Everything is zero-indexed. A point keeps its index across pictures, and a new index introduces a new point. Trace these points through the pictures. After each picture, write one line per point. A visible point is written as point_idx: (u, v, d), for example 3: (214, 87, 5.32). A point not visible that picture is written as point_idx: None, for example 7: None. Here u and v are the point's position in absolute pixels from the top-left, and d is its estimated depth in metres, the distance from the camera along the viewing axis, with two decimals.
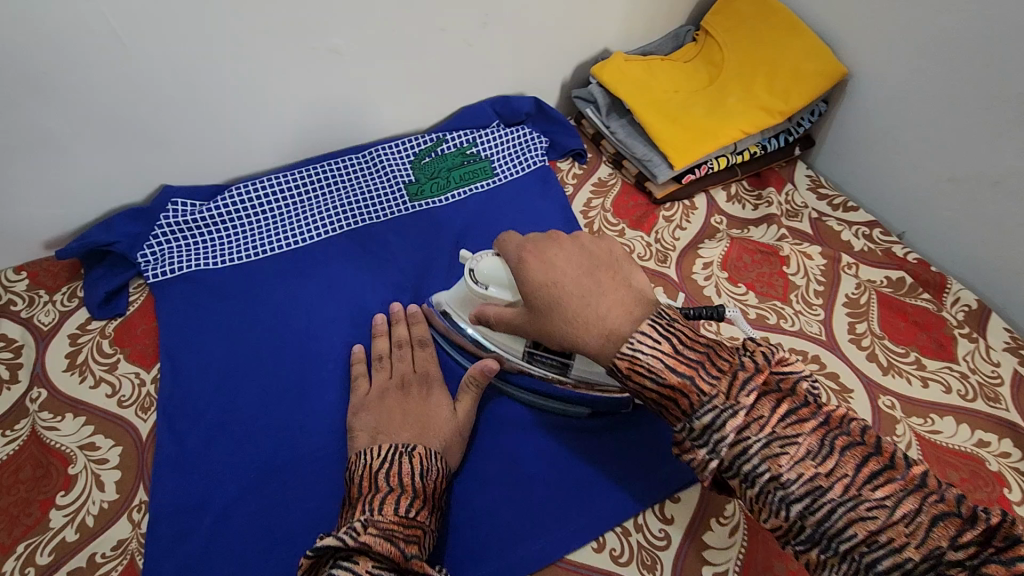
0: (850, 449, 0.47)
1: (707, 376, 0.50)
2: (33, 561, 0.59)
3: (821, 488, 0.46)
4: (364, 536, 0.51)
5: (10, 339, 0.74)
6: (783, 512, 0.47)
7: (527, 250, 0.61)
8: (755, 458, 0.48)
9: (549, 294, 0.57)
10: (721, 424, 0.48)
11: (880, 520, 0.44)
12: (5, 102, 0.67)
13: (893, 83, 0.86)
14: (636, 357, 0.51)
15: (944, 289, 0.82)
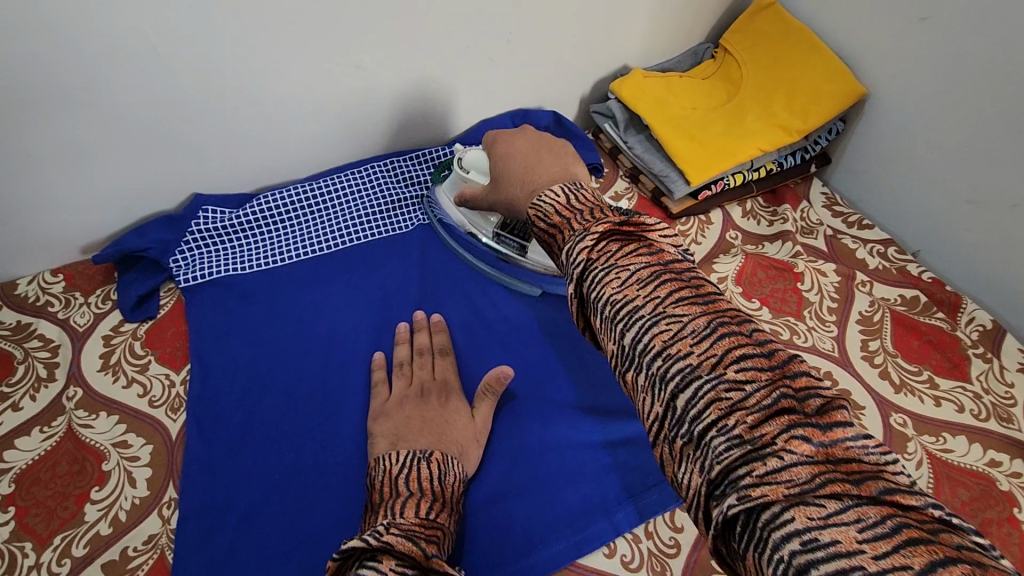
0: (673, 283, 0.45)
1: (579, 219, 0.54)
2: (69, 552, 0.61)
3: (637, 308, 0.44)
4: (387, 534, 0.50)
5: (48, 339, 0.78)
6: (612, 333, 0.45)
7: (499, 136, 0.76)
8: (592, 280, 0.47)
9: (504, 163, 0.72)
10: (573, 247, 0.50)
11: (674, 332, 0.42)
12: (51, 114, 0.71)
13: (911, 105, 0.87)
14: (540, 205, 0.58)
15: (958, 308, 0.83)
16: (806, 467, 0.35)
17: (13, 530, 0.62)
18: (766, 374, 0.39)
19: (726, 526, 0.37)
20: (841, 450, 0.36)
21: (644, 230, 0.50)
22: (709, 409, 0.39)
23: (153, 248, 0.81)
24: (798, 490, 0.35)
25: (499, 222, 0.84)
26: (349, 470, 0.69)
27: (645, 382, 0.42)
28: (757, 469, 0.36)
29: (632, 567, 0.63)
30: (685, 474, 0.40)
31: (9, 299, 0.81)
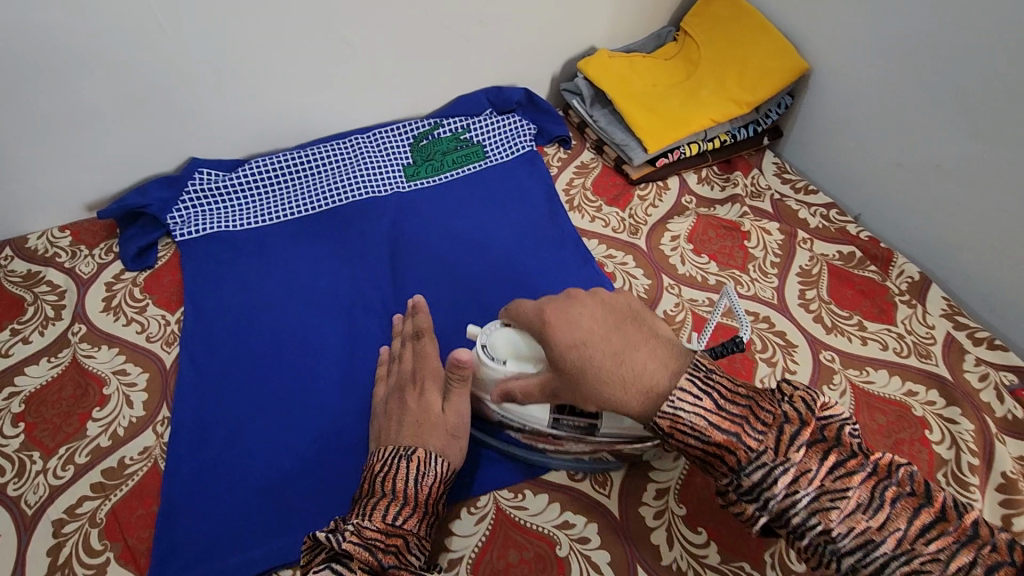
0: (899, 500, 0.44)
1: (752, 434, 0.47)
2: (73, 460, 0.68)
3: (873, 541, 0.43)
4: (348, 542, 0.52)
5: (55, 285, 0.85)
6: (834, 565, 0.44)
7: (550, 309, 0.57)
8: (804, 512, 0.44)
9: (582, 356, 0.53)
10: (772, 482, 0.45)
11: (934, 574, 0.41)
12: (62, 78, 0.79)
13: (848, 78, 0.95)
14: (679, 416, 0.48)
15: (890, 262, 0.90)
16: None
17: (23, 442, 0.70)
18: None
19: None
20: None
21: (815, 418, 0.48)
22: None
23: (152, 205, 0.89)
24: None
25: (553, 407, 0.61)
26: (325, 398, 0.75)
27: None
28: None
29: (576, 477, 0.68)
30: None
31: (21, 251, 0.89)
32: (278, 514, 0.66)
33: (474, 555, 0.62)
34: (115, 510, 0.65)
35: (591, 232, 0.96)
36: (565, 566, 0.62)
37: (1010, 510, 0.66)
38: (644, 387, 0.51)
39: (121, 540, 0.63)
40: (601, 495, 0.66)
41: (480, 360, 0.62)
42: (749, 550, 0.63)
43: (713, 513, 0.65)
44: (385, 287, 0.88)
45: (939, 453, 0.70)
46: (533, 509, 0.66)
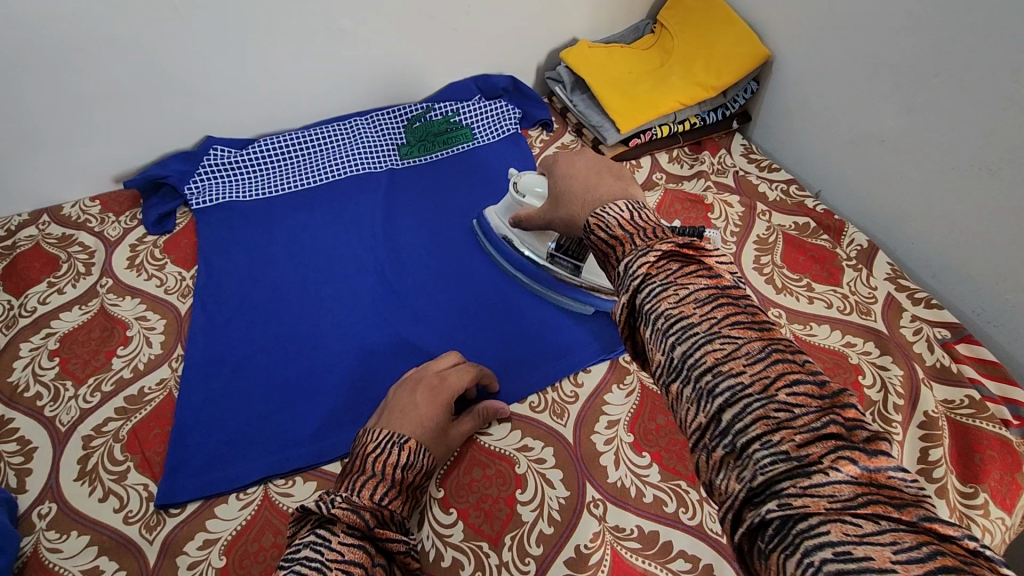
0: (725, 302, 0.44)
1: (642, 236, 0.51)
2: (100, 388, 0.78)
3: (692, 323, 0.43)
4: (336, 508, 0.54)
5: (86, 246, 0.96)
6: (662, 344, 0.44)
7: (561, 157, 0.74)
8: (650, 294, 0.46)
9: (563, 181, 0.70)
10: (635, 263, 0.48)
11: (729, 354, 0.41)
12: (94, 60, 0.90)
13: (804, 62, 1.03)
14: (602, 215, 0.56)
15: (842, 232, 0.97)
16: (849, 484, 0.35)
17: (58, 373, 0.80)
18: (820, 403, 0.38)
19: (757, 528, 0.37)
20: (884, 477, 0.36)
21: (705, 254, 0.48)
22: (756, 426, 0.38)
23: (171, 176, 0.99)
24: (839, 506, 0.34)
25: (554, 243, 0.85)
26: (320, 341, 0.85)
27: (691, 394, 0.41)
28: (800, 480, 0.36)
29: (537, 410, 0.77)
30: (723, 481, 0.39)
31: (56, 218, 1.00)
32: (274, 435, 0.75)
33: (444, 471, 0.71)
34: (134, 429, 0.75)
35: None
36: (522, 481, 0.70)
37: (928, 442, 0.73)
38: (590, 200, 0.64)
39: (139, 453, 0.73)
40: (558, 425, 0.75)
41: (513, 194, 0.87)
42: (686, 470, 0.71)
43: (655, 440, 0.73)
44: (377, 251, 0.97)
45: (869, 395, 0.77)
46: (498, 435, 0.74)
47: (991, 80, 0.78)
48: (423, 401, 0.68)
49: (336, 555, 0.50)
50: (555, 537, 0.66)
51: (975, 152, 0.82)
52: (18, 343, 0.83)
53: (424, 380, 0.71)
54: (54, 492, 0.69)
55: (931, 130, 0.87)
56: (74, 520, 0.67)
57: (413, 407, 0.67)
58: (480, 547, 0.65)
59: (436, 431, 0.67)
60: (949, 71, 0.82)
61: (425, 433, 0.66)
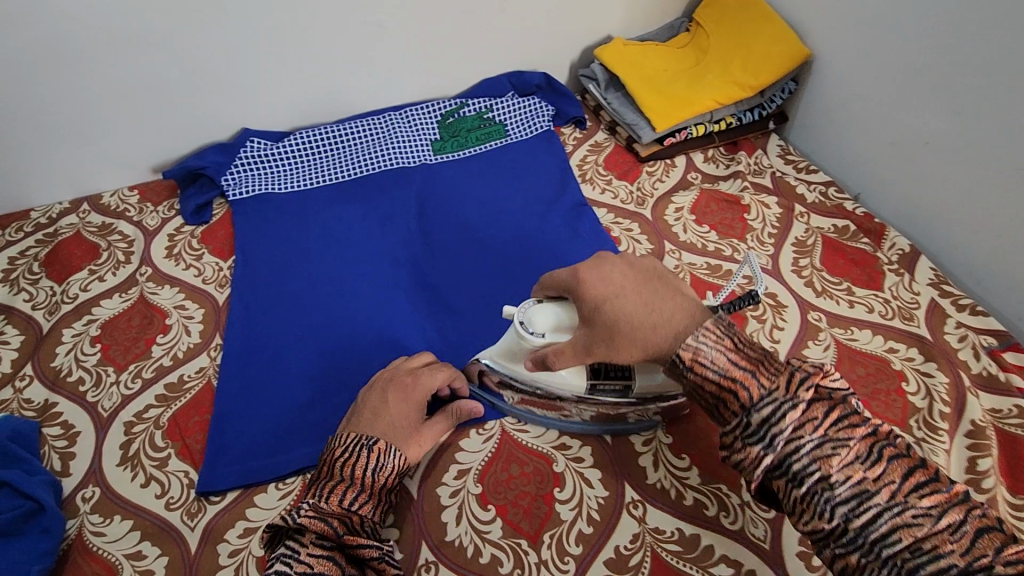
0: (897, 459, 0.48)
1: (767, 374, 0.53)
2: (141, 374, 0.79)
3: (870, 492, 0.47)
4: (302, 517, 0.56)
5: (126, 234, 0.97)
6: (828, 514, 0.47)
7: (583, 269, 0.63)
8: (806, 458, 0.49)
9: (611, 306, 0.59)
10: (781, 416, 0.50)
11: (926, 528, 0.45)
12: (136, 49, 0.91)
13: (845, 62, 1.01)
14: (701, 348, 0.55)
15: (883, 235, 0.95)
16: None
17: (100, 359, 0.81)
18: None
19: None
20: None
21: (829, 383, 0.53)
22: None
23: (209, 166, 1.00)
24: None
25: (589, 371, 0.66)
26: (356, 335, 0.85)
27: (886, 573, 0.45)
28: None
29: None
30: None
31: (96, 206, 1.02)
32: (311, 426, 0.76)
33: (480, 467, 0.71)
34: (175, 416, 0.76)
35: (600, 202, 1.04)
36: (560, 479, 0.70)
37: (976, 452, 0.72)
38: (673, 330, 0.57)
39: (180, 440, 0.74)
40: (596, 423, 0.74)
41: (520, 334, 0.65)
42: (727, 474, 0.70)
43: (695, 442, 0.72)
44: (412, 245, 0.97)
45: (914, 402, 0.76)
46: (535, 432, 0.74)
47: (1005, 78, 0.80)
48: (395, 401, 0.66)
49: (304, 567, 0.53)
50: (594, 537, 0.66)
51: (989, 149, 0.84)
52: (61, 328, 0.84)
53: (396, 382, 0.68)
54: (97, 475, 0.70)
55: (950, 128, 0.88)
56: (117, 504, 0.68)
57: (384, 409, 0.65)
58: (519, 544, 0.65)
59: (408, 430, 0.66)
60: (971, 68, 0.84)
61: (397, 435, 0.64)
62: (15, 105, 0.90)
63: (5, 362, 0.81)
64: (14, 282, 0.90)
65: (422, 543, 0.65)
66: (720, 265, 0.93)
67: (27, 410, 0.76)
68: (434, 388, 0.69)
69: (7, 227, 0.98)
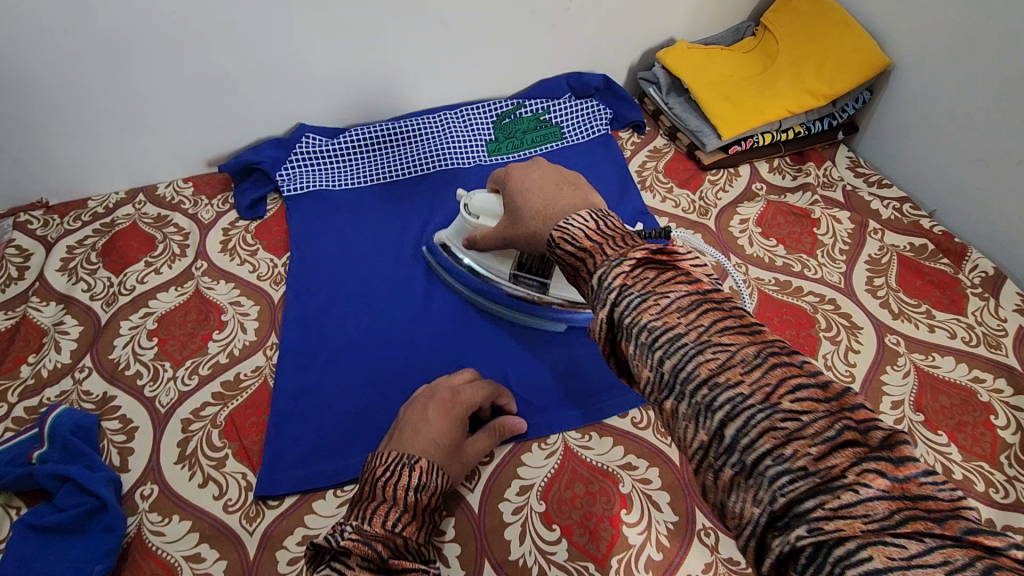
0: (713, 308, 0.43)
1: (614, 245, 0.50)
2: (197, 370, 0.79)
3: (679, 334, 0.42)
4: (347, 538, 0.51)
5: (181, 227, 0.97)
6: (648, 360, 0.43)
7: (514, 169, 0.71)
8: (626, 306, 0.44)
9: (522, 198, 0.67)
10: (611, 274, 0.46)
11: (725, 364, 0.40)
12: (200, 43, 0.90)
13: (928, 73, 0.96)
14: (567, 227, 0.54)
15: (964, 256, 0.90)
16: (883, 501, 0.33)
17: (156, 353, 0.80)
18: (827, 407, 0.37)
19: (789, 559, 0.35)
20: (916, 487, 0.34)
21: (678, 260, 0.48)
22: (764, 439, 0.37)
23: (266, 161, 0.99)
24: (877, 527, 0.32)
25: (516, 263, 0.80)
26: (413, 338, 0.83)
27: (687, 412, 0.40)
28: (828, 501, 0.34)
29: (640, 426, 0.73)
30: (740, 502, 0.37)
31: (152, 197, 1.02)
32: (368, 432, 0.74)
33: (544, 483, 0.68)
34: (232, 415, 0.75)
35: (661, 210, 1.00)
36: (627, 501, 0.67)
37: None
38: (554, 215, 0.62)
39: (237, 440, 0.72)
40: (663, 444, 0.71)
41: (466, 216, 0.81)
42: None
43: None
44: None
45: (1004, 436, 0.72)
46: (599, 450, 0.71)
47: None
48: (436, 417, 0.64)
49: None
50: (665, 564, 0.63)
51: (1013, 148, 0.87)
52: (118, 321, 0.84)
53: (436, 398, 0.66)
54: (155, 474, 0.70)
55: (972, 127, 0.92)
56: (175, 504, 0.67)
57: (424, 425, 0.63)
58: (587, 568, 0.62)
59: (451, 447, 0.63)
60: None
61: (438, 452, 0.61)
62: (81, 96, 0.90)
63: (64, 352, 0.81)
64: (72, 272, 0.90)
65: (485, 561, 0.63)
66: (789, 281, 0.89)
67: (86, 402, 0.75)
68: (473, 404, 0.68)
69: (65, 217, 0.98)
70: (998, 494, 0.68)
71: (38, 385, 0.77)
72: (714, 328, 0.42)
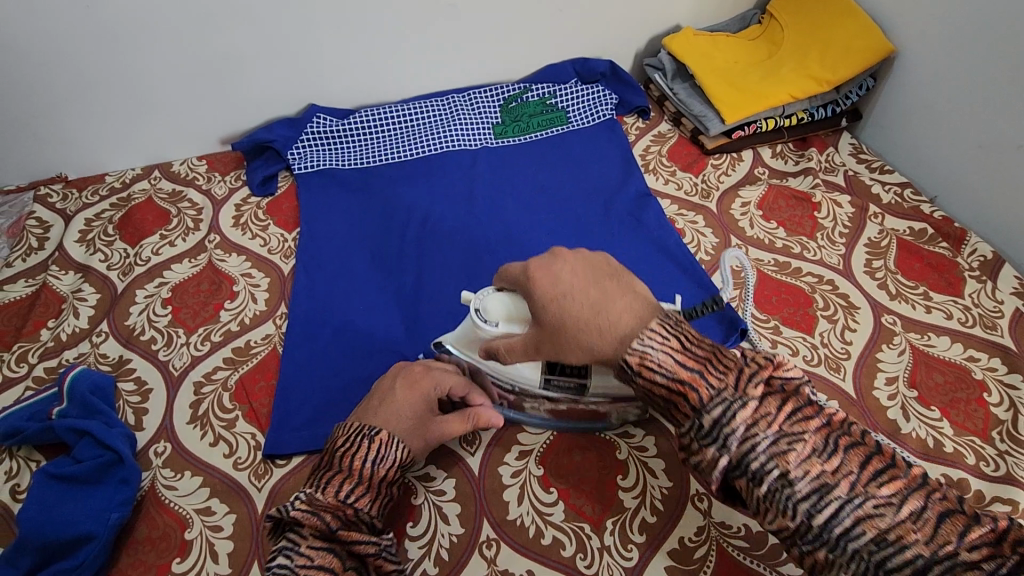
0: (852, 448, 0.48)
1: (715, 373, 0.52)
2: (209, 337, 0.81)
3: (828, 486, 0.47)
4: (296, 509, 0.54)
5: (195, 202, 1.00)
6: (790, 512, 0.47)
7: (534, 268, 0.61)
8: (763, 455, 0.48)
9: (560, 312, 0.57)
10: (732, 416, 0.50)
11: (888, 518, 0.45)
12: (216, 23, 0.92)
13: (931, 60, 0.97)
14: (648, 352, 0.53)
15: (963, 240, 0.91)
16: None
17: (170, 320, 0.83)
18: (997, 553, 0.43)
19: None
20: None
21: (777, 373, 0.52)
22: None
23: (277, 140, 1.02)
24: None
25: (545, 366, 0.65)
26: (417, 311, 0.85)
27: (856, 569, 0.45)
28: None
29: None
30: None
31: (167, 173, 1.04)
32: None
33: (542, 449, 0.70)
34: (243, 379, 0.77)
35: (663, 193, 1.02)
36: (623, 467, 0.69)
37: None
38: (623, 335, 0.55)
39: (247, 403, 0.75)
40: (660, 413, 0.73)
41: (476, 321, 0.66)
42: None
43: None
44: (472, 227, 0.97)
45: (996, 413, 0.74)
46: None
47: None
48: (401, 389, 0.63)
49: (304, 560, 0.53)
50: (658, 527, 0.65)
51: (1015, 135, 0.88)
52: (133, 289, 0.87)
53: (406, 371, 0.66)
54: (169, 433, 0.72)
55: (974, 114, 0.93)
56: (187, 460, 0.70)
57: (390, 398, 0.63)
58: (582, 529, 0.64)
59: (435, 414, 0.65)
60: None
61: (403, 425, 0.62)
62: (100, 73, 0.93)
63: (82, 317, 0.84)
64: (90, 243, 0.93)
65: (484, 520, 0.65)
66: (788, 262, 0.90)
67: (103, 365, 0.78)
68: (445, 384, 0.66)
69: (84, 191, 1.01)
70: (988, 468, 0.70)
71: (57, 348, 0.81)
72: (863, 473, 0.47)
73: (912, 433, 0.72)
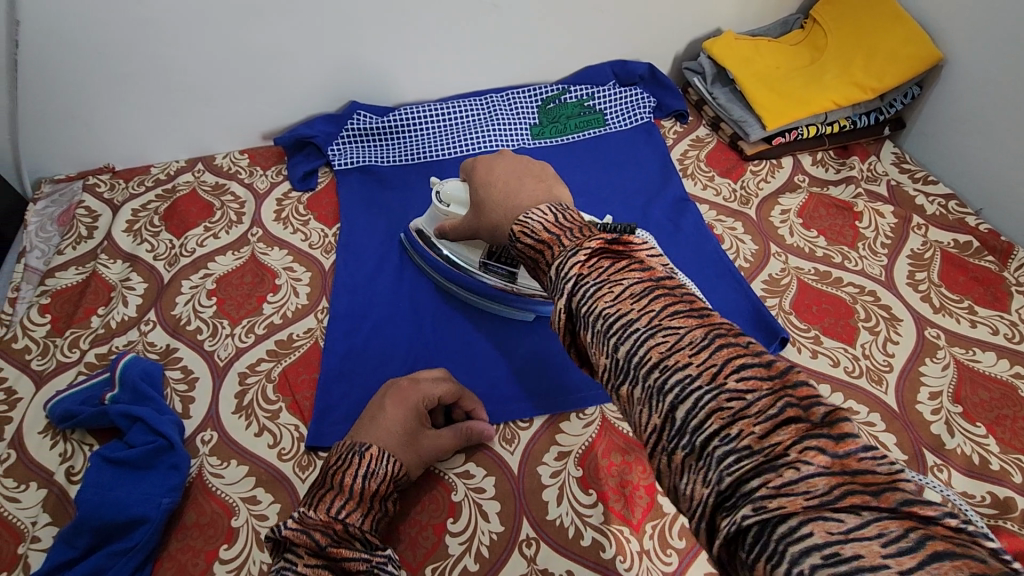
0: (666, 296, 0.43)
1: (570, 235, 0.50)
2: (253, 329, 0.83)
3: (629, 319, 0.42)
4: (288, 528, 0.53)
5: (238, 195, 1.01)
6: (607, 349, 0.43)
7: (479, 162, 0.72)
8: (586, 296, 0.44)
9: (485, 192, 0.68)
10: (565, 263, 0.47)
11: (671, 345, 0.40)
12: (262, 19, 0.94)
13: (981, 69, 0.95)
14: (526, 221, 0.55)
15: (1009, 255, 0.89)
16: (823, 477, 0.33)
17: (215, 312, 0.85)
18: (770, 386, 0.37)
19: (734, 539, 0.35)
20: (857, 463, 0.33)
21: (634, 249, 0.48)
22: (710, 418, 0.37)
23: (318, 136, 1.03)
24: (817, 503, 0.32)
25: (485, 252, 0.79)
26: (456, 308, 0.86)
27: (641, 396, 0.41)
28: (773, 480, 0.34)
29: None
30: (687, 485, 0.38)
31: (211, 166, 1.06)
32: None
33: (581, 451, 0.71)
34: (286, 370, 0.79)
35: (702, 198, 1.01)
36: None
37: None
38: (512, 208, 0.63)
39: (290, 395, 0.76)
40: None
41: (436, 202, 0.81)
42: None
43: None
44: None
45: None
46: None
47: None
48: (391, 406, 0.64)
49: None
50: None
51: None
52: (179, 280, 0.89)
53: (394, 387, 0.67)
54: (214, 421, 0.74)
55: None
56: (233, 449, 0.71)
57: (379, 413, 0.64)
58: (622, 532, 0.65)
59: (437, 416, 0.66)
60: None
61: (391, 438, 0.62)
62: (152, 66, 0.95)
63: (130, 306, 0.86)
64: (137, 233, 0.95)
65: (524, 519, 0.66)
66: (828, 271, 0.89)
67: (151, 352, 0.80)
68: (440, 396, 0.67)
69: (131, 182, 1.03)
70: None
71: (107, 335, 0.83)
72: (665, 312, 0.42)
73: (957, 449, 0.71)
